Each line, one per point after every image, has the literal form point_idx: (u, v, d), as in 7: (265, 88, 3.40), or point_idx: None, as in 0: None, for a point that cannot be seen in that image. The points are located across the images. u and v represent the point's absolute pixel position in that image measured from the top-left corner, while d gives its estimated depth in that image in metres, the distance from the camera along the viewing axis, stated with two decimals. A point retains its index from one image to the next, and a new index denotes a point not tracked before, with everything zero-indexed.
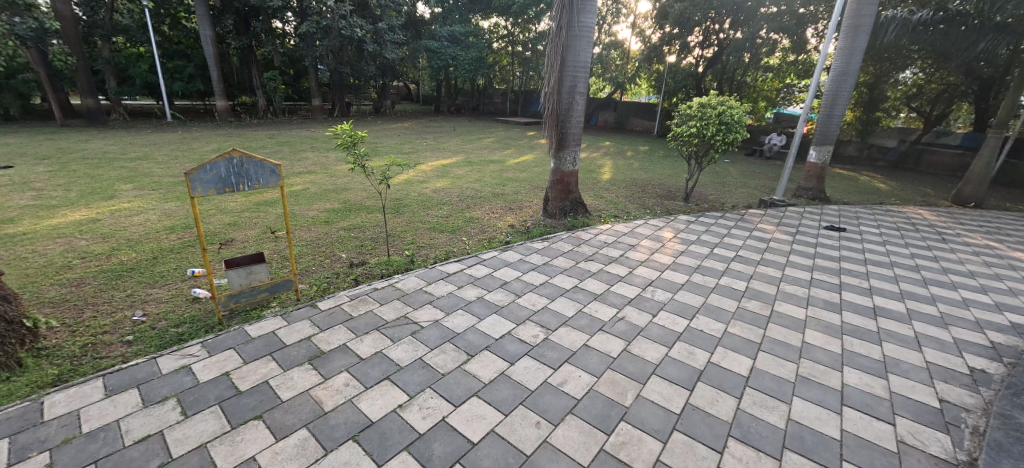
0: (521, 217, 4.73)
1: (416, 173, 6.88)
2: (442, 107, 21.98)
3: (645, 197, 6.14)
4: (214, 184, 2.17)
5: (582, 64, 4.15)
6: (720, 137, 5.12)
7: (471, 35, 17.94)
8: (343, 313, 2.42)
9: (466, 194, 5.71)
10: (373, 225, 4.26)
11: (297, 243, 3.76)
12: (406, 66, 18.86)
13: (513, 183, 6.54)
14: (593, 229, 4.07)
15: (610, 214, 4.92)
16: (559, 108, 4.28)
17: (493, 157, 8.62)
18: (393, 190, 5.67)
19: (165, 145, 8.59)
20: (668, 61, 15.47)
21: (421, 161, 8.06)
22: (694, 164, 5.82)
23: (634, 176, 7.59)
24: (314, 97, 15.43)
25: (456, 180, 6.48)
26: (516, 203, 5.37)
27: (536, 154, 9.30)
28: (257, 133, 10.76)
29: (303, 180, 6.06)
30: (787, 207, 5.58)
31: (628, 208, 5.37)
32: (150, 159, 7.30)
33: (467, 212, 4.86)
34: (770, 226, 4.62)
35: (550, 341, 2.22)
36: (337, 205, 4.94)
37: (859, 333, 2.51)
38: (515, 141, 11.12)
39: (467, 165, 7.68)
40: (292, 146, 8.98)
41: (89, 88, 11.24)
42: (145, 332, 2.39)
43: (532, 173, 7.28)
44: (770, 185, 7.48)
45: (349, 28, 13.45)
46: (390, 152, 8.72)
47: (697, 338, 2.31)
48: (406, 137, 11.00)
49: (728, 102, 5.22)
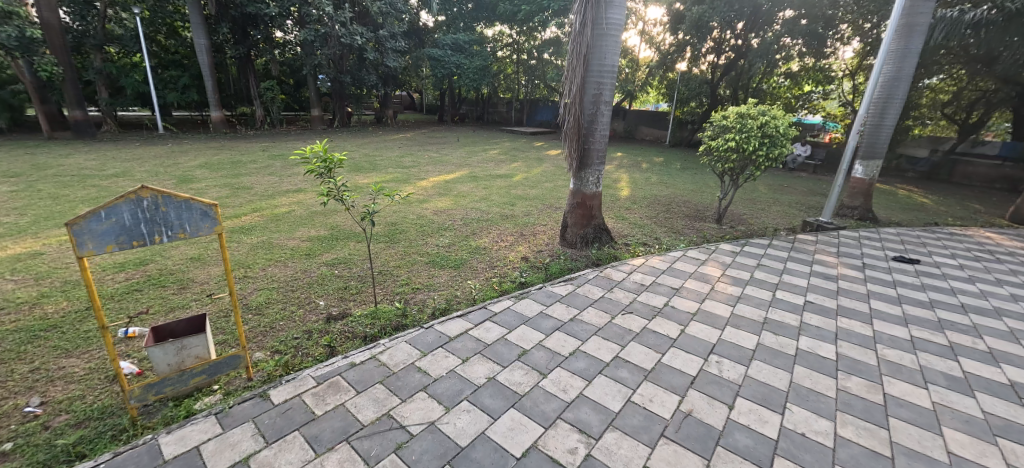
0: (535, 246, 4.06)
1: (416, 190, 6.25)
2: (446, 117, 21.50)
3: (673, 218, 5.45)
4: (114, 236, 1.52)
5: (608, 68, 3.50)
6: (763, 152, 4.43)
7: (475, 43, 17.48)
8: (303, 410, 1.74)
9: (471, 216, 5.07)
10: (362, 259, 3.61)
11: (270, 285, 3.11)
12: (408, 74, 18.41)
13: (523, 201, 5.90)
14: (623, 265, 3.39)
15: (639, 243, 4.24)
16: (581, 120, 3.62)
17: (500, 171, 8.00)
18: (388, 213, 5.04)
19: (149, 160, 8.04)
20: (679, 68, 14.87)
21: (422, 175, 7.45)
22: (728, 182, 5.14)
23: (655, 192, 6.94)
24: (313, 107, 14.95)
25: (460, 199, 5.84)
26: (528, 227, 4.73)
27: (546, 167, 8.69)
28: (251, 145, 10.21)
29: (289, 201, 5.43)
30: (838, 230, 4.87)
31: (657, 234, 4.69)
32: (128, 176, 6.72)
33: (473, 240, 4.21)
34: (831, 257, 3.91)
35: (596, 461, 1.53)
36: (322, 232, 4.30)
37: (1018, 434, 1.81)
38: (523, 153, 10.53)
39: (471, 180, 7.05)
40: (284, 161, 8.41)
41: (78, 100, 10.75)
42: (29, 438, 1.71)
43: (543, 190, 6.63)
44: (805, 202, 6.80)
45: (349, 36, 12.95)
46: (389, 166, 8.12)
47: (803, 452, 1.63)
48: (408, 149, 10.42)
49: (771, 112, 4.55)
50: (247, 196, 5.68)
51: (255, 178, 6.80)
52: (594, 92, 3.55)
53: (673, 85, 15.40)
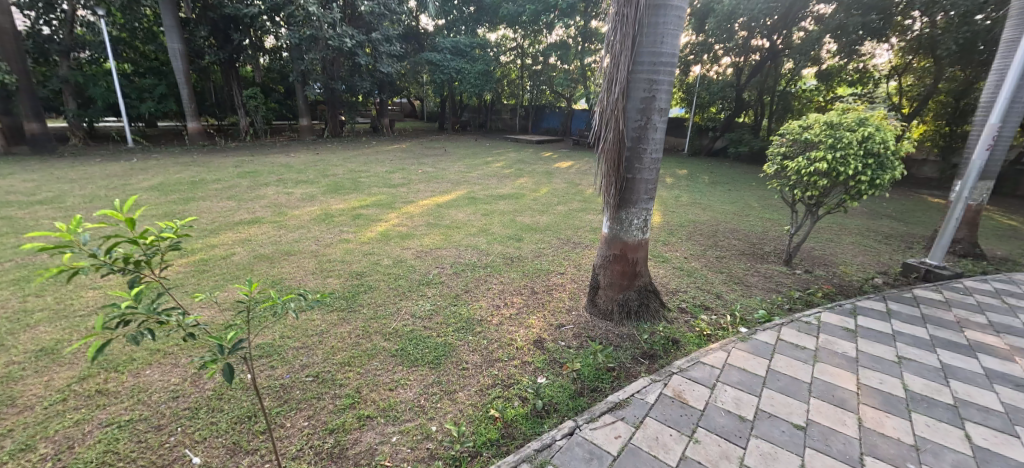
0: (554, 317, 2.83)
1: (399, 219, 5.06)
2: (447, 125, 20.43)
3: (726, 257, 4.21)
4: None
5: (666, 58, 2.29)
6: (868, 176, 3.18)
7: (477, 46, 16.41)
8: None
9: (465, 259, 3.85)
10: (296, 349, 2.41)
11: (129, 415, 1.92)
12: (407, 81, 17.40)
13: (532, 232, 4.69)
14: (696, 364, 2.17)
15: (698, 306, 3.02)
16: (624, 136, 2.39)
17: (503, 190, 6.80)
18: (358, 256, 3.84)
19: (96, 180, 6.90)
20: (696, 70, 13.69)
21: (411, 196, 6.29)
22: (803, 211, 3.91)
23: (692, 217, 5.71)
24: (303, 116, 13.87)
25: (453, 232, 4.62)
26: (540, 276, 3.51)
27: (556, 183, 7.50)
28: (225, 160, 9.12)
29: (232, 239, 4.23)
30: (959, 280, 3.61)
31: (718, 286, 3.45)
32: (56, 203, 5.57)
33: (466, 304, 2.99)
34: (992, 336, 2.65)
35: None
36: (259, 292, 3.10)
37: None
38: (529, 166, 9.36)
39: (469, 203, 5.86)
40: (254, 179, 7.28)
41: (34, 110, 9.70)
42: None
43: (556, 216, 5.41)
44: (878, 228, 5.55)
45: (338, 38, 11.79)
46: (373, 186, 6.96)
47: None
48: (400, 163, 9.27)
49: (873, 120, 3.32)
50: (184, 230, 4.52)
51: (208, 204, 5.64)
52: (643, 94, 2.33)
53: (690, 89, 14.21)
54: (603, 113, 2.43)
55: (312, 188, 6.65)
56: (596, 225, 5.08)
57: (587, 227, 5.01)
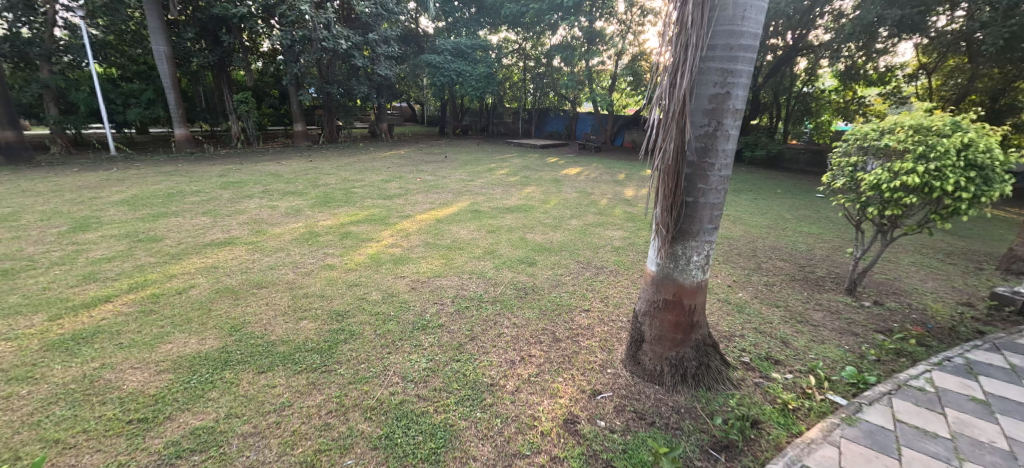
0: (586, 379, 2.20)
1: (393, 239, 4.42)
2: (448, 129, 19.87)
3: (777, 285, 3.56)
4: None
5: (745, 42, 1.68)
6: (971, 192, 2.56)
7: (478, 48, 15.88)
8: None
9: (469, 292, 3.20)
10: (243, 438, 1.78)
11: None
12: (406, 84, 16.83)
13: (546, 254, 4.06)
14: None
15: (764, 360, 2.39)
16: (685, 146, 1.76)
17: (509, 201, 6.17)
18: (342, 289, 3.20)
19: (63, 193, 6.30)
20: None
21: (408, 209, 5.67)
22: (872, 231, 3.28)
23: (724, 232, 5.06)
24: (297, 121, 13.28)
25: (454, 254, 3.98)
26: (561, 315, 2.86)
27: (567, 193, 6.88)
28: (211, 169, 8.53)
29: (195, 268, 3.60)
30: None
31: (780, 329, 2.81)
32: (9, 221, 4.97)
33: (471, 361, 2.34)
34: None
35: None
36: (211, 345, 2.46)
37: None
38: (535, 173, 8.75)
39: (472, 218, 5.23)
40: (237, 190, 6.67)
41: (8, 117, 9.12)
42: None
43: (571, 232, 4.78)
44: (936, 245, 4.89)
45: (332, 39, 11.22)
46: (367, 197, 6.34)
47: None
48: (397, 171, 8.67)
49: (970, 123, 2.71)
50: (142, 255, 3.89)
51: (180, 221, 5.02)
52: (711, 91, 1.72)
53: None
54: (656, 117, 1.79)
55: (298, 201, 6.03)
56: (618, 244, 4.43)
57: (608, 246, 4.37)
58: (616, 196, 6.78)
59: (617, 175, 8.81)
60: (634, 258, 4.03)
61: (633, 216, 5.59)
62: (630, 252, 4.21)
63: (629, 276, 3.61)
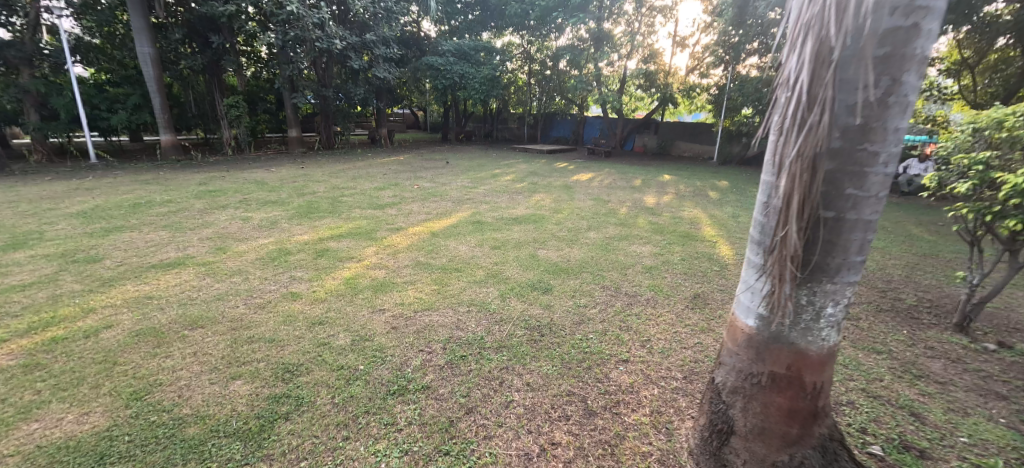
0: None
1: (377, 257, 3.67)
2: (451, 135, 19.25)
3: (864, 320, 2.77)
4: None
5: None
6: None
7: (482, 50, 15.31)
8: None
9: (466, 334, 2.42)
10: None
11: None
12: (407, 88, 16.28)
13: (563, 276, 3.29)
14: None
15: (902, 452, 1.61)
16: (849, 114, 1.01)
17: (515, 211, 5.42)
18: (300, 330, 2.44)
19: (18, 204, 5.64)
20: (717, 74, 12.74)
21: (400, 221, 4.93)
22: (998, 251, 2.48)
23: None
24: (291, 126, 12.67)
25: (449, 278, 3.21)
26: (591, 371, 2.09)
27: (580, 201, 6.13)
28: (192, 177, 7.88)
29: (123, 301, 2.84)
30: None
31: (899, 392, 2.02)
32: None
33: (467, 455, 1.57)
34: None
35: None
36: (94, 425, 1.71)
37: None
38: (543, 179, 8.03)
39: (474, 230, 4.48)
40: (212, 199, 5.97)
41: None
42: None
43: (591, 248, 4.01)
44: None
45: (326, 40, 10.67)
46: (355, 207, 5.62)
47: None
48: (393, 177, 7.98)
49: None
50: (67, 281, 3.15)
51: (133, 236, 4.31)
52: (891, 21, 0.98)
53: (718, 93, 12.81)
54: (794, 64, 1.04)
55: (277, 211, 5.31)
56: (649, 263, 3.65)
57: (637, 265, 3.59)
58: (635, 204, 6.01)
59: (633, 181, 8.08)
60: (673, 282, 3.24)
61: (660, 227, 4.80)
62: (667, 273, 3.42)
63: (672, 307, 2.82)
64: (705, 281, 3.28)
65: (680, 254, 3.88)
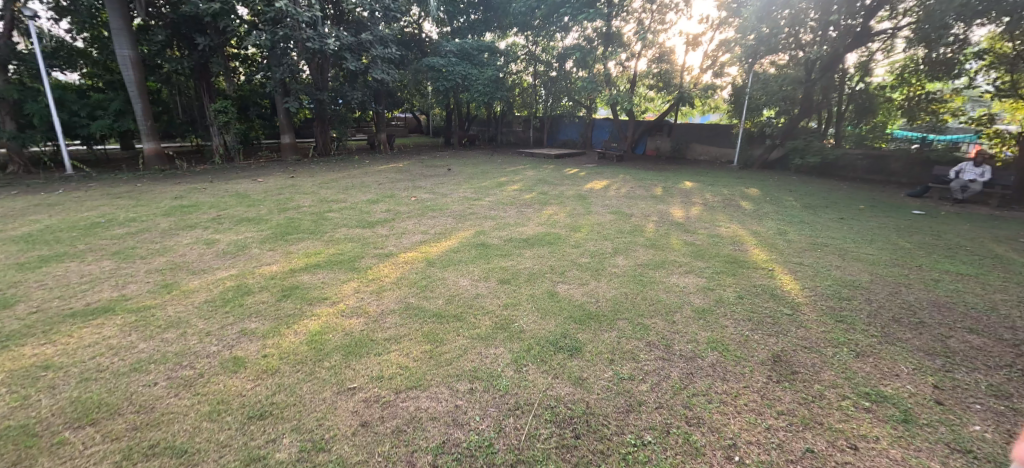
0: None
1: (358, 298, 2.92)
2: (453, 139, 18.56)
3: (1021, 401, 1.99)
4: None
5: None
6: None
7: (485, 51, 14.62)
8: None
9: (467, 437, 1.68)
10: None
11: None
12: (408, 91, 15.63)
13: (593, 326, 2.53)
14: None
15: None
16: None
17: (526, 229, 4.68)
18: (226, 432, 1.70)
19: None
20: (735, 73, 11.97)
21: (392, 243, 4.20)
22: None
23: (842, 276, 3.49)
24: (285, 133, 12.00)
25: (445, 331, 2.46)
26: None
27: (598, 214, 5.39)
28: (169, 190, 7.20)
29: (8, 373, 2.11)
30: None
31: None
32: None
33: None
34: None
35: None
36: None
37: None
38: (554, 188, 7.30)
39: (478, 256, 3.75)
40: (181, 217, 5.27)
41: None
42: None
43: (621, 280, 3.26)
44: None
45: (318, 40, 10.01)
46: (341, 225, 4.89)
47: None
48: (389, 188, 7.28)
49: None
50: None
51: (71, 267, 3.61)
52: None
53: (737, 92, 12.04)
54: None
55: (251, 232, 4.60)
56: (700, 304, 2.87)
57: (684, 307, 2.82)
58: (662, 218, 5.26)
59: (653, 190, 7.34)
60: (739, 335, 2.47)
61: (699, 249, 4.03)
62: (727, 320, 2.64)
63: (749, 380, 2.05)
64: (781, 334, 2.50)
65: (734, 290, 3.11)
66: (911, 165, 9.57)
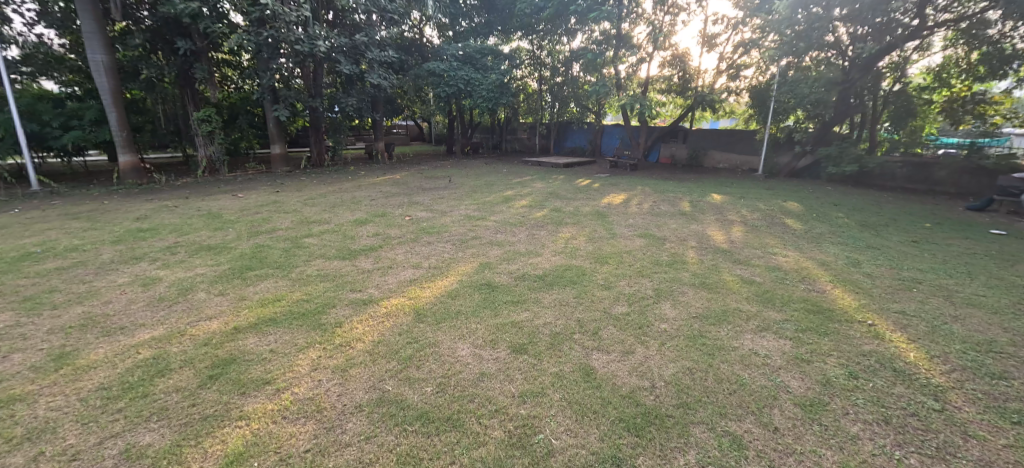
0: None
1: (313, 383, 2.05)
2: (455, 148, 17.80)
3: None
4: None
5: None
6: None
7: (488, 54, 13.87)
8: None
9: None
10: None
11: None
12: (408, 98, 14.88)
13: (658, 446, 1.64)
14: None
15: None
16: None
17: (540, 260, 3.83)
18: None
19: None
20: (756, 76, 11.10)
21: (374, 282, 3.34)
22: None
23: (971, 335, 2.60)
24: (275, 142, 11.21)
25: (433, 456, 1.60)
26: None
27: (623, 238, 4.52)
28: (135, 208, 6.41)
29: None
30: None
31: None
32: None
33: None
34: None
35: None
36: None
37: None
38: (568, 203, 6.45)
39: (482, 305, 2.89)
40: (131, 245, 4.45)
41: None
42: None
43: (679, 346, 2.38)
44: None
45: (307, 42, 9.26)
46: (317, 256, 4.05)
47: None
48: (381, 205, 6.47)
49: None
50: None
51: None
52: None
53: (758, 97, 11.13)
54: None
55: (205, 266, 3.77)
56: (803, 392, 2.00)
57: (782, 398, 1.95)
58: (702, 244, 4.39)
59: (679, 205, 6.48)
60: (887, 460, 1.60)
61: (765, 291, 3.15)
62: (855, 427, 1.77)
63: None
64: (950, 458, 1.62)
65: (839, 363, 2.23)
66: (959, 173, 8.66)
